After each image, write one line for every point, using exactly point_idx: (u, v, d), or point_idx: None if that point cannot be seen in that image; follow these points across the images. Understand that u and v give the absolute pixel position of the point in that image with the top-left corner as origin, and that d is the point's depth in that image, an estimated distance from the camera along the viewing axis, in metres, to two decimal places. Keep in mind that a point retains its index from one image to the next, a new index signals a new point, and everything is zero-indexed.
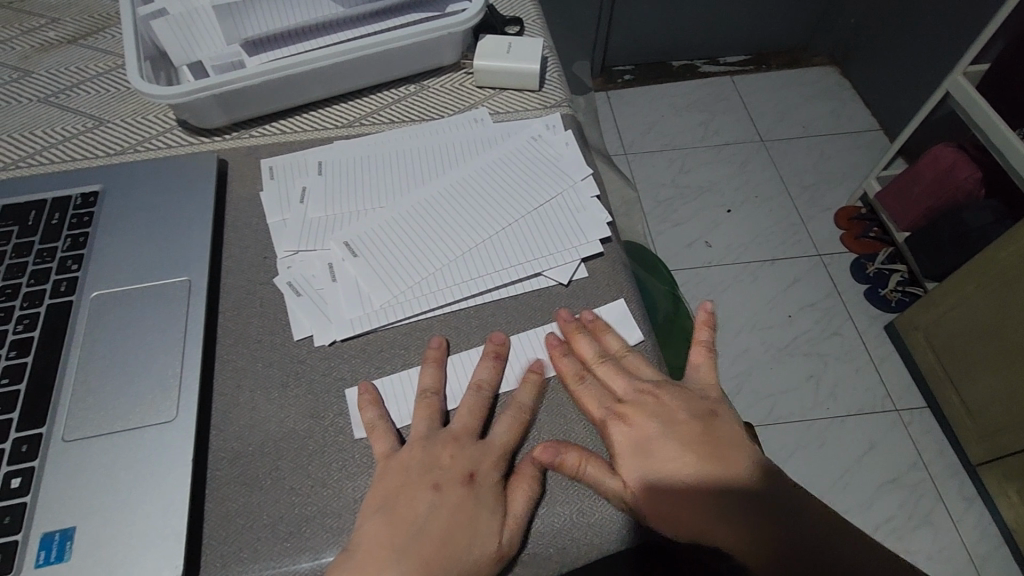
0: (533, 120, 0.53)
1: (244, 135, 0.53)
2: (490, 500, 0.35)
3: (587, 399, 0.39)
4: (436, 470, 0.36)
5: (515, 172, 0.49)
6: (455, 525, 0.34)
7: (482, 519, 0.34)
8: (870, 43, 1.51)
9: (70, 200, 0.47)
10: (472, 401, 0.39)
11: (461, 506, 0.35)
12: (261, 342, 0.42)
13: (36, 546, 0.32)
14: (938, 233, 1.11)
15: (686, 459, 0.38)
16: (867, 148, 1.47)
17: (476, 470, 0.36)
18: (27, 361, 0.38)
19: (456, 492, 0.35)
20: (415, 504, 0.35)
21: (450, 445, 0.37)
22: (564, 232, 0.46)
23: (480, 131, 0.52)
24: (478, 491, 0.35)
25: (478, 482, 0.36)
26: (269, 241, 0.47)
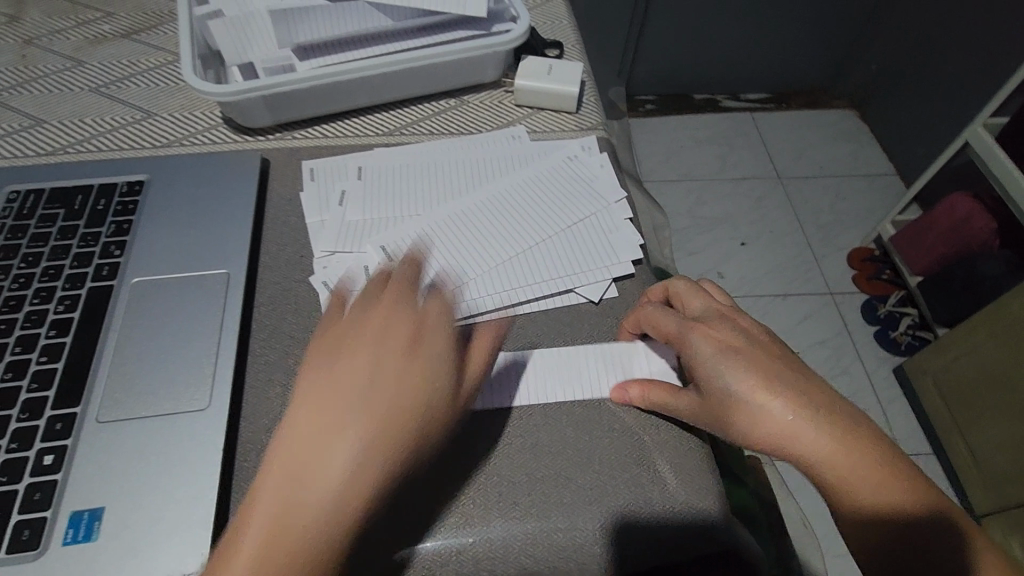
0: (569, 141, 0.54)
1: (287, 137, 0.54)
2: (447, 319, 0.35)
3: (674, 327, 0.41)
4: (352, 325, 0.34)
5: (553, 188, 0.51)
6: (425, 345, 0.33)
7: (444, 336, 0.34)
8: (890, 89, 1.53)
9: (116, 187, 0.48)
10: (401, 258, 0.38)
11: (418, 353, 0.33)
12: (293, 338, 0.42)
13: (64, 524, 0.33)
14: (950, 280, 1.12)
15: (770, 367, 0.38)
16: (882, 192, 1.48)
17: (426, 305, 0.35)
18: (66, 341, 0.39)
19: (405, 339, 0.33)
20: (361, 349, 0.32)
21: (390, 291, 0.35)
22: (595, 252, 0.47)
23: (517, 146, 0.53)
24: (435, 318, 0.34)
25: (432, 300, 0.35)
26: (307, 240, 0.48)
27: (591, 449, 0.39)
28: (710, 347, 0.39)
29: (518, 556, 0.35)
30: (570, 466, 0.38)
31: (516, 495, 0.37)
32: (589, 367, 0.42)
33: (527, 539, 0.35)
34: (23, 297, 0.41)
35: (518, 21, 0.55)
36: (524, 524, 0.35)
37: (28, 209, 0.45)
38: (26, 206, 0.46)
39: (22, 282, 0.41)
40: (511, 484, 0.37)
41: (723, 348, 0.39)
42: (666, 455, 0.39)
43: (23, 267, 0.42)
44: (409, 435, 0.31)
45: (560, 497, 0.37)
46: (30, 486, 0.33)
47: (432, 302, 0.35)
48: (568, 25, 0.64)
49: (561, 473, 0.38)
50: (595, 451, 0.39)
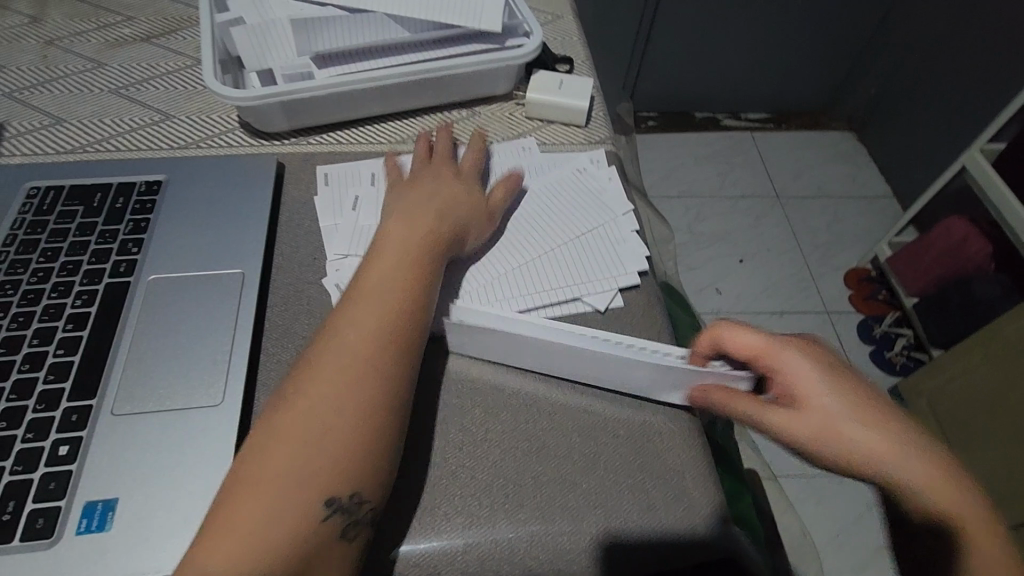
0: (577, 153, 0.55)
1: (302, 142, 0.55)
2: (475, 184, 0.49)
3: (755, 344, 0.38)
4: (405, 189, 0.47)
5: (561, 200, 0.52)
6: (462, 192, 0.48)
7: (474, 189, 0.49)
8: (889, 113, 1.56)
9: (135, 186, 0.49)
10: (440, 148, 0.52)
11: (458, 183, 0.48)
12: (305, 338, 0.43)
13: (79, 514, 0.33)
14: (945, 301, 1.14)
15: (860, 391, 0.37)
16: (879, 213, 1.50)
17: (461, 168, 0.50)
18: (83, 335, 0.40)
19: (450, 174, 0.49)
20: (415, 201, 0.46)
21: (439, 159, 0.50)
22: (601, 263, 0.48)
23: (527, 157, 0.55)
24: (467, 177, 0.50)
25: (464, 173, 0.50)
26: (319, 243, 0.49)
27: (595, 453, 0.39)
28: (802, 361, 0.37)
29: (523, 557, 0.35)
30: (574, 469, 0.39)
31: (522, 497, 0.37)
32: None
33: (531, 540, 0.36)
34: (41, 291, 0.41)
35: (531, 36, 0.57)
36: (529, 526, 0.36)
37: (48, 205, 0.46)
38: (46, 202, 0.46)
39: (40, 276, 0.42)
40: (517, 486, 0.38)
41: (816, 365, 0.37)
42: (669, 462, 0.39)
43: (41, 261, 0.43)
44: (400, 354, 0.38)
45: (565, 500, 0.37)
46: (44, 476, 0.34)
47: (467, 162, 0.51)
48: (578, 42, 0.66)
49: (566, 476, 0.38)
50: (600, 457, 0.39)
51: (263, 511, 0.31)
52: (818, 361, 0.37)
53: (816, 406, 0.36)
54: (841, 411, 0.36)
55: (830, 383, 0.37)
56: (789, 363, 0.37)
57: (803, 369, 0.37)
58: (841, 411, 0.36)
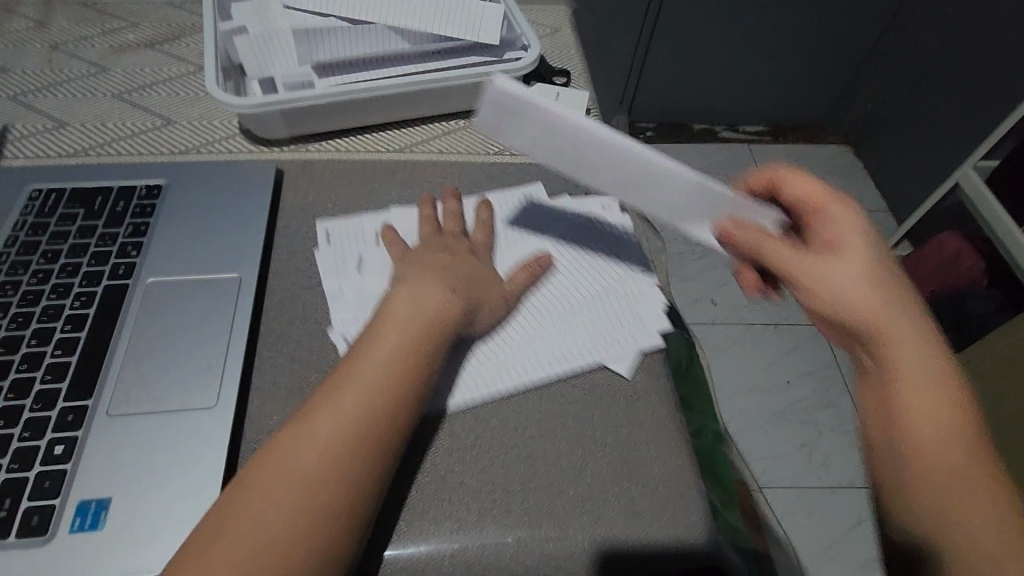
0: (591, 201, 0.55)
1: (301, 149, 0.56)
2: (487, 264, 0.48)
3: (807, 194, 0.43)
4: (415, 260, 0.45)
5: (580, 255, 0.51)
6: (477, 269, 0.46)
7: (487, 269, 0.47)
8: (885, 128, 1.57)
9: (135, 190, 0.50)
10: (449, 223, 0.50)
11: (471, 258, 0.47)
12: (299, 343, 0.44)
13: (72, 512, 0.34)
14: None
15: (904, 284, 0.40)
16: (874, 227, 1.52)
17: (475, 245, 0.49)
18: (80, 336, 0.40)
19: (463, 250, 0.47)
20: (425, 275, 0.43)
21: (451, 233, 0.49)
22: (620, 320, 0.48)
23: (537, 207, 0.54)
24: (481, 256, 0.48)
25: (477, 251, 0.48)
26: (316, 248, 0.49)
27: (583, 461, 0.40)
28: (839, 212, 0.41)
29: (509, 562, 0.36)
30: (562, 476, 0.39)
31: (509, 503, 0.38)
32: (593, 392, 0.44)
33: (518, 546, 0.36)
34: (41, 292, 0.42)
35: (529, 49, 0.58)
36: (516, 532, 0.37)
37: (49, 207, 0.47)
38: (48, 204, 0.47)
39: (40, 277, 0.43)
40: (506, 492, 0.38)
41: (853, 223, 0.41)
42: (656, 470, 0.40)
43: (42, 262, 0.44)
44: (396, 425, 0.37)
45: (552, 507, 0.38)
46: (40, 474, 0.35)
47: (480, 240, 0.50)
48: (576, 55, 0.67)
49: (554, 483, 0.39)
50: (587, 465, 0.40)
51: (256, 517, 0.32)
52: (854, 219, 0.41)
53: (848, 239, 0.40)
54: (867, 254, 0.40)
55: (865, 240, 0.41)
56: (832, 211, 0.41)
57: (839, 215, 0.41)
58: (869, 254, 0.40)
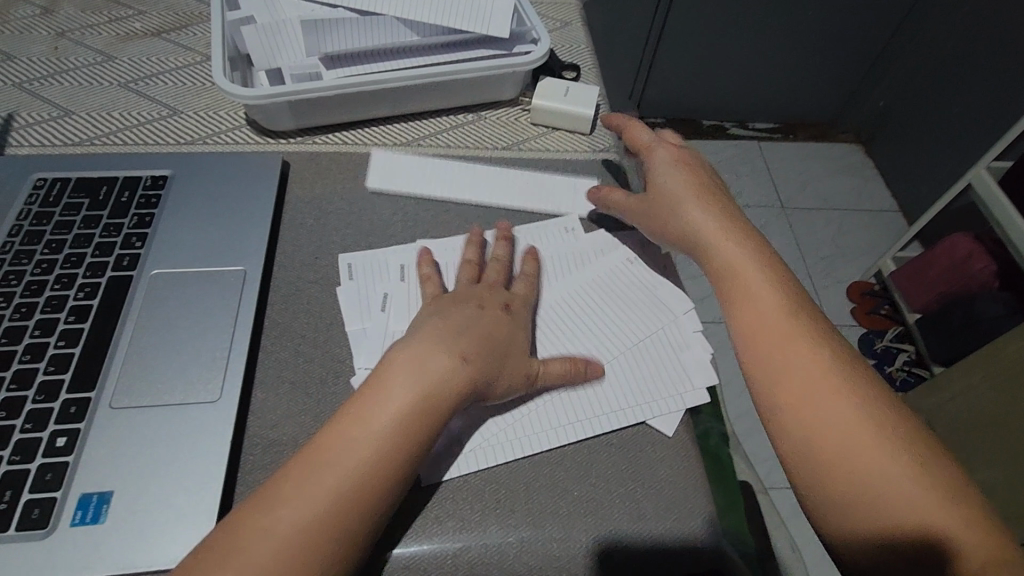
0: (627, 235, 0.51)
1: (309, 141, 0.56)
2: (521, 325, 0.43)
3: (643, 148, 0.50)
4: (431, 318, 0.41)
5: (617, 293, 0.48)
6: (503, 330, 0.41)
7: (515, 330, 0.42)
8: (897, 127, 1.55)
9: (140, 180, 0.49)
10: (493, 273, 0.46)
11: (497, 318, 0.42)
12: (303, 337, 0.43)
13: (74, 505, 0.33)
14: (947, 319, 1.14)
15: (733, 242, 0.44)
16: (884, 227, 1.50)
17: (510, 302, 0.44)
18: (84, 327, 0.40)
19: (496, 311, 0.42)
20: (431, 340, 0.38)
21: (487, 285, 0.44)
22: (660, 366, 0.44)
23: (569, 237, 0.51)
24: (514, 314, 0.43)
25: (513, 310, 0.43)
26: (322, 242, 0.49)
27: (588, 462, 0.40)
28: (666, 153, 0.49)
29: (513, 563, 0.35)
30: (566, 476, 0.39)
31: (513, 503, 0.37)
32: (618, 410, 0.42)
33: (521, 547, 0.36)
34: (44, 282, 0.42)
35: (539, 43, 0.57)
36: (519, 532, 0.36)
37: (54, 197, 0.47)
38: (52, 194, 0.47)
39: (44, 267, 0.43)
40: (510, 491, 0.38)
41: (678, 161, 0.48)
42: (662, 473, 0.40)
43: (46, 252, 0.44)
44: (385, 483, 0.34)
45: (555, 508, 0.37)
46: (41, 466, 0.34)
47: (519, 298, 0.45)
48: (586, 49, 0.66)
49: (558, 484, 0.39)
50: (593, 467, 0.39)
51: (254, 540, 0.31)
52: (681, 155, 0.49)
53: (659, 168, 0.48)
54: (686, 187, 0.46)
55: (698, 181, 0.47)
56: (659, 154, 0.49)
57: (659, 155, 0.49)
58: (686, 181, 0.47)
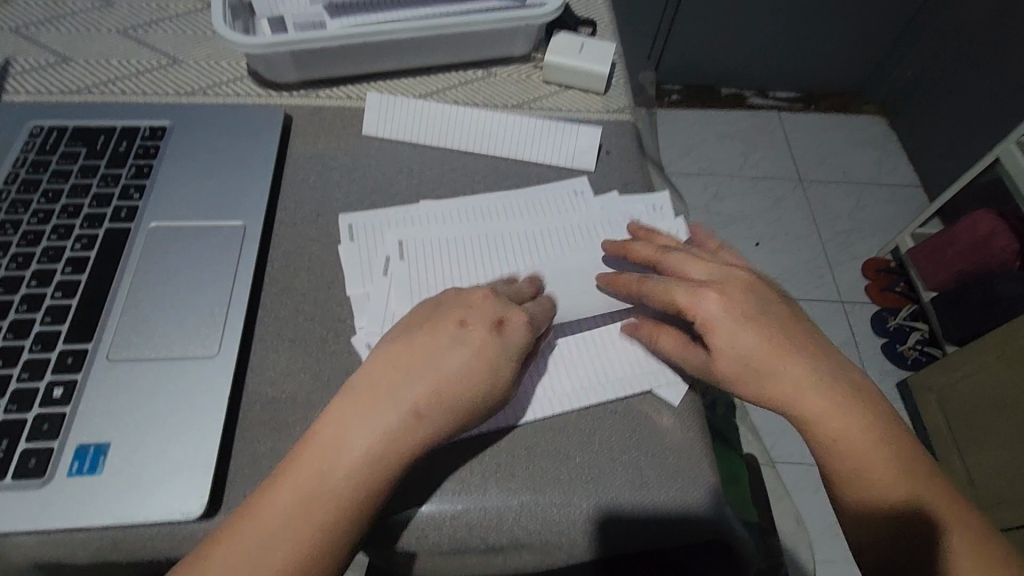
0: (638, 198, 0.49)
1: (312, 95, 0.54)
2: (508, 356, 0.36)
3: (683, 296, 0.39)
4: (408, 337, 0.37)
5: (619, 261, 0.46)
6: (480, 371, 0.35)
7: (496, 364, 0.36)
8: (923, 99, 1.49)
9: (138, 131, 0.48)
10: (505, 288, 0.40)
11: (471, 353, 0.36)
12: (304, 295, 0.42)
13: (70, 456, 0.33)
14: (964, 297, 1.11)
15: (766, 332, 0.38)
16: (904, 203, 1.46)
17: (504, 318, 0.37)
18: (81, 279, 0.39)
19: (485, 329, 0.36)
20: (390, 387, 0.34)
21: (484, 292, 0.39)
22: None
23: (573, 203, 0.49)
24: (503, 340, 0.36)
25: (505, 329, 0.37)
26: (324, 199, 0.48)
27: (591, 429, 0.39)
28: (723, 292, 0.39)
29: (512, 527, 0.35)
30: (567, 444, 0.38)
31: (514, 467, 0.37)
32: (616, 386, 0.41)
33: (520, 510, 0.35)
34: (41, 232, 0.41)
35: None
36: (519, 496, 0.36)
37: (51, 145, 0.46)
38: (49, 142, 0.46)
39: (41, 217, 0.42)
40: (510, 458, 0.37)
41: (733, 307, 0.38)
42: (667, 441, 0.39)
43: (43, 202, 0.43)
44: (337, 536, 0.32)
45: (555, 474, 0.37)
46: (38, 417, 0.34)
47: (517, 314, 0.37)
48: (602, 4, 0.63)
49: (559, 450, 0.38)
50: (596, 435, 0.39)
51: None
52: (742, 296, 0.39)
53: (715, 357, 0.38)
54: (742, 341, 0.38)
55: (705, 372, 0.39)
56: (713, 294, 0.39)
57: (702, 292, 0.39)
58: (740, 332, 0.38)
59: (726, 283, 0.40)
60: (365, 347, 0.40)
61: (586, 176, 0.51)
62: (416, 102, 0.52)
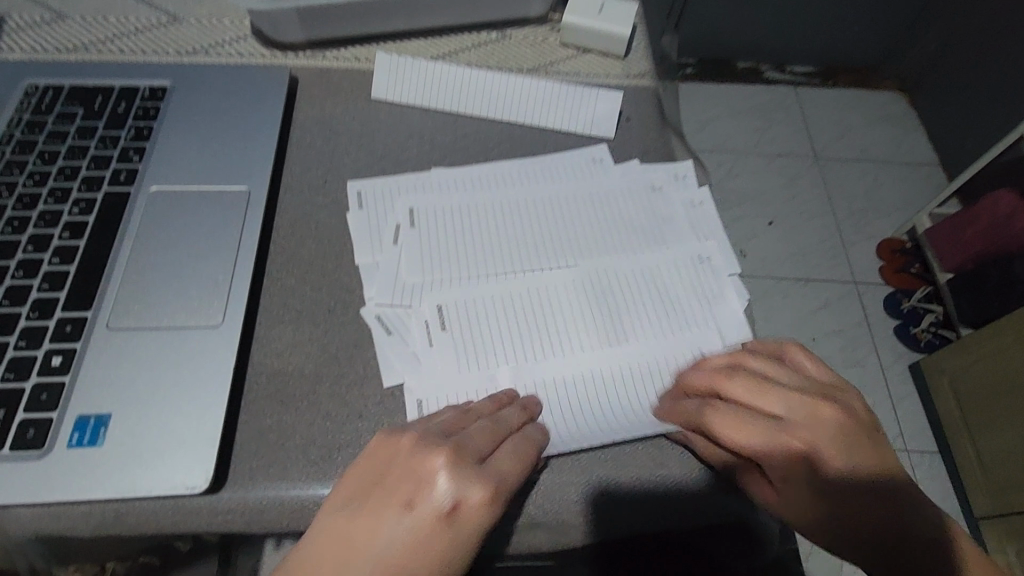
0: (659, 166, 0.47)
1: (318, 55, 0.51)
2: (460, 551, 0.28)
3: (751, 431, 0.33)
4: (388, 489, 0.30)
5: (639, 231, 0.44)
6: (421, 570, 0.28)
7: (440, 567, 0.28)
8: (945, 73, 1.44)
9: (137, 91, 0.46)
10: (480, 433, 0.32)
11: (420, 550, 0.28)
12: (311, 265, 0.41)
13: (70, 427, 0.32)
14: (982, 280, 1.09)
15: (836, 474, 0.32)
16: (922, 182, 1.42)
17: (461, 499, 0.29)
18: (80, 244, 0.38)
19: (431, 525, 0.28)
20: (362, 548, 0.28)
21: (443, 457, 0.30)
22: (679, 313, 0.40)
23: (592, 171, 0.47)
24: (454, 532, 0.28)
25: (459, 518, 0.28)
26: (331, 166, 0.46)
27: (610, 402, 0.37)
28: (805, 442, 0.32)
29: (526, 506, 0.34)
30: (585, 417, 0.37)
31: None
32: (633, 359, 0.38)
33: (537, 489, 0.34)
34: (37, 195, 0.39)
35: None
36: (534, 474, 0.35)
37: (46, 105, 0.43)
38: (45, 102, 0.44)
39: (37, 180, 0.40)
40: None
41: (806, 455, 0.32)
42: None
43: (38, 164, 0.41)
44: None
45: (572, 450, 0.35)
46: (36, 386, 0.33)
47: (479, 493, 0.29)
48: None
49: (576, 426, 0.36)
50: (615, 408, 0.37)
51: None
52: (829, 444, 0.32)
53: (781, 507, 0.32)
54: (820, 500, 0.32)
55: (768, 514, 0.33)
56: (797, 446, 0.32)
57: (784, 444, 0.32)
58: (815, 489, 0.32)
59: (805, 424, 0.33)
60: (375, 319, 0.39)
61: (605, 143, 0.48)
62: (427, 64, 0.49)
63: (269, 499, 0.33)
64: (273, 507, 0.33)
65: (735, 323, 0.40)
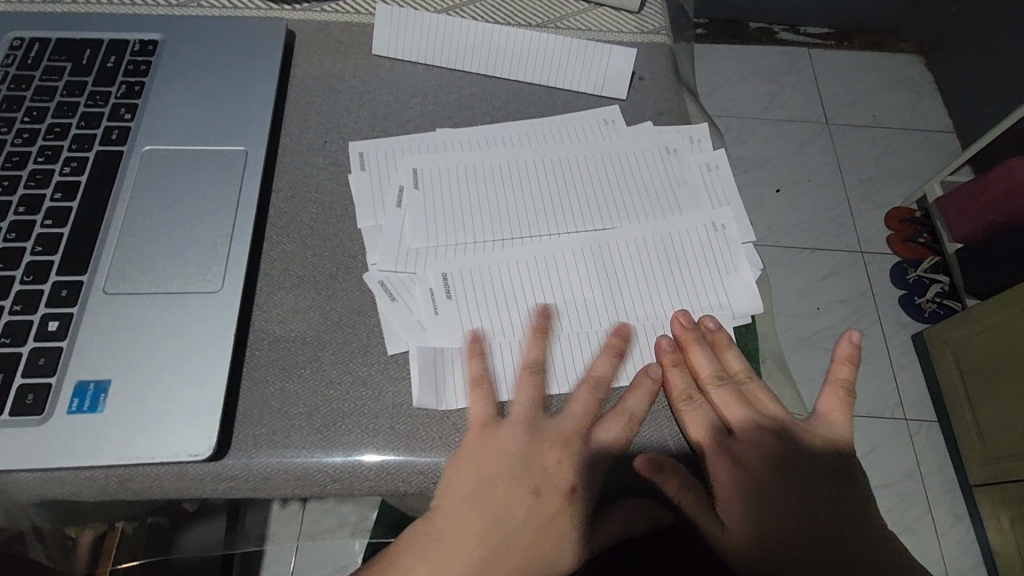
0: (674, 129, 0.45)
1: (316, 9, 0.49)
2: (581, 529, 0.34)
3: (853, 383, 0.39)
4: (544, 479, 0.35)
5: (652, 194, 0.42)
6: (548, 540, 0.33)
7: (566, 542, 0.33)
8: (966, 36, 1.38)
9: (127, 45, 0.43)
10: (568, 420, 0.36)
11: (550, 526, 0.33)
12: (312, 229, 0.39)
13: (70, 394, 0.31)
14: (994, 248, 1.06)
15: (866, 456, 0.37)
16: (935, 150, 1.38)
17: (575, 485, 0.35)
18: (72, 206, 0.36)
19: (556, 506, 0.34)
20: (505, 516, 0.34)
21: (551, 448, 0.35)
22: (690, 279, 0.39)
23: (606, 133, 0.45)
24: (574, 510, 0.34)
25: (577, 499, 0.34)
26: (330, 126, 0.44)
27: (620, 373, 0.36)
28: None
29: None
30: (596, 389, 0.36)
31: None
32: (643, 331, 0.38)
33: None
34: (26, 154, 0.38)
35: None
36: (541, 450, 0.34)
37: (32, 59, 0.41)
38: (30, 55, 0.41)
39: (25, 137, 0.38)
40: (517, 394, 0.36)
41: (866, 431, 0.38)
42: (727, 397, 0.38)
43: (26, 121, 0.39)
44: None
45: None
46: (33, 351, 0.32)
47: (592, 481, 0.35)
48: None
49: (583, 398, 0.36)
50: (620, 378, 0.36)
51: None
52: None
53: (826, 436, 0.37)
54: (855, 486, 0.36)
55: (783, 450, 0.36)
56: None
57: None
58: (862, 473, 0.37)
59: None
60: (378, 286, 0.38)
61: (617, 104, 0.46)
62: (429, 18, 0.47)
63: (274, 466, 0.32)
64: (277, 475, 0.32)
65: (747, 295, 0.39)
